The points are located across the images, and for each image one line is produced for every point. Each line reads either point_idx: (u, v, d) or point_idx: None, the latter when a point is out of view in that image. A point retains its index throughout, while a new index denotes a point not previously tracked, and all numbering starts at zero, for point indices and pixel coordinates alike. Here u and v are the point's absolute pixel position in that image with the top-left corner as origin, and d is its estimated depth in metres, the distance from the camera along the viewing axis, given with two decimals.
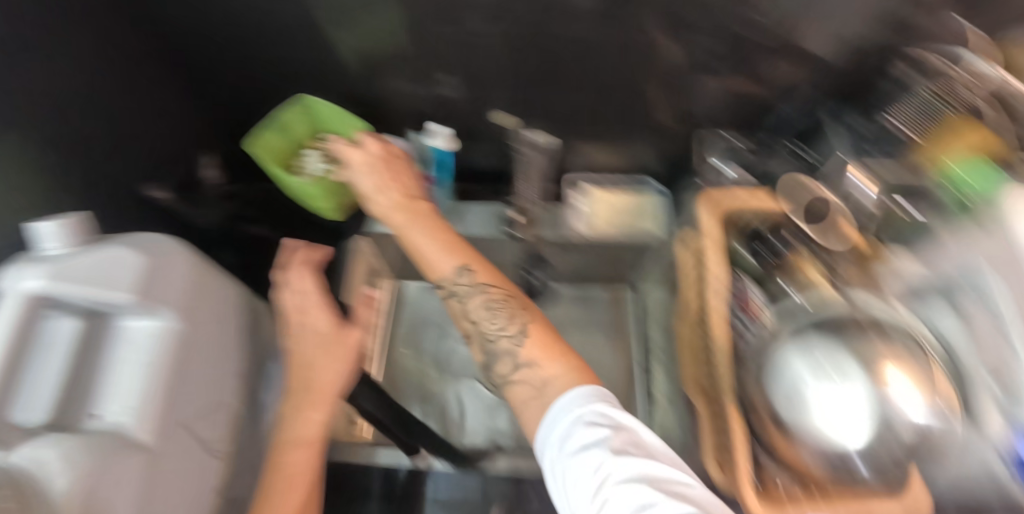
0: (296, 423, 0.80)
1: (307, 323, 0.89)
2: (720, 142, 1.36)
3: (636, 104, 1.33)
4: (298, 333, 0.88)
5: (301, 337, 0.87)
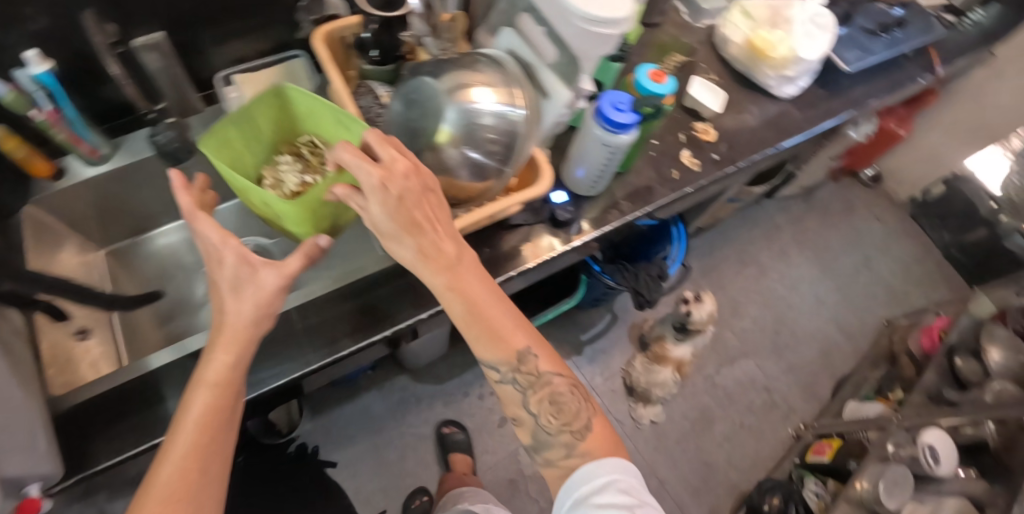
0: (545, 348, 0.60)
1: (505, 344, 0.58)
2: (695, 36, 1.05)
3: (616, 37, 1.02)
4: (522, 386, 0.59)
5: (473, 279, 0.57)
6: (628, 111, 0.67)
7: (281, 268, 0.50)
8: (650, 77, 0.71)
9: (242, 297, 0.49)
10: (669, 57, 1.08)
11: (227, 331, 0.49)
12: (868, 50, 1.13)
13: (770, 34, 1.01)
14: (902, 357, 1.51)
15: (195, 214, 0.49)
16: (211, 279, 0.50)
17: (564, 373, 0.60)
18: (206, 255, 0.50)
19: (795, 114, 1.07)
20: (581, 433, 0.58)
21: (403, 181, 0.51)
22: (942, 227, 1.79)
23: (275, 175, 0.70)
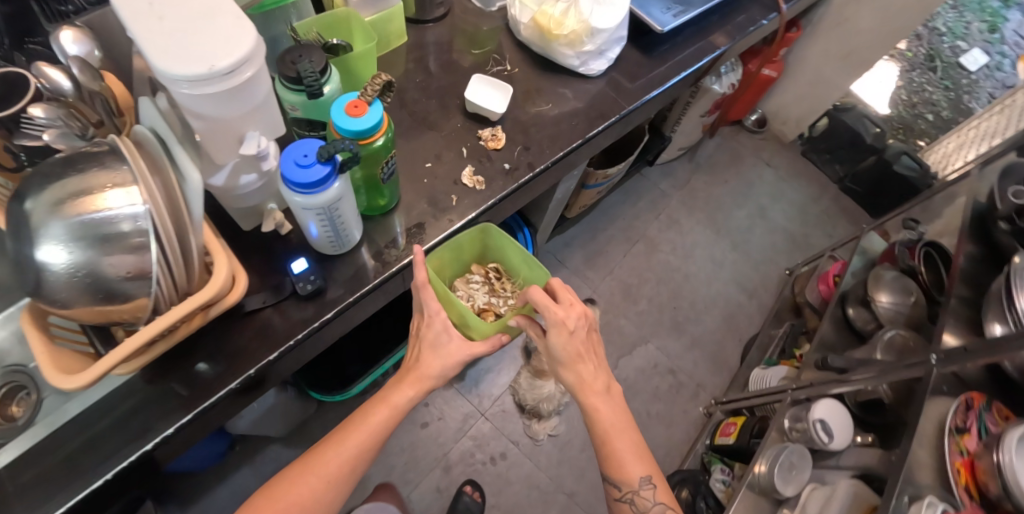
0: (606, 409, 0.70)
1: (627, 473, 0.73)
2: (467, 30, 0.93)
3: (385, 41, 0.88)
4: (634, 497, 0.75)
5: (610, 412, 0.70)
6: (315, 163, 0.54)
7: (463, 347, 0.77)
8: (346, 111, 0.57)
9: (436, 352, 0.77)
10: (459, 50, 0.94)
11: (415, 373, 0.76)
12: (689, 3, 1.01)
13: (557, 7, 0.87)
14: (804, 309, 1.45)
15: (425, 292, 0.73)
16: (418, 343, 0.78)
17: (661, 486, 0.75)
18: (420, 326, 0.78)
19: (613, 90, 0.95)
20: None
21: (585, 326, 0.68)
22: (833, 161, 1.73)
23: (466, 289, 0.89)
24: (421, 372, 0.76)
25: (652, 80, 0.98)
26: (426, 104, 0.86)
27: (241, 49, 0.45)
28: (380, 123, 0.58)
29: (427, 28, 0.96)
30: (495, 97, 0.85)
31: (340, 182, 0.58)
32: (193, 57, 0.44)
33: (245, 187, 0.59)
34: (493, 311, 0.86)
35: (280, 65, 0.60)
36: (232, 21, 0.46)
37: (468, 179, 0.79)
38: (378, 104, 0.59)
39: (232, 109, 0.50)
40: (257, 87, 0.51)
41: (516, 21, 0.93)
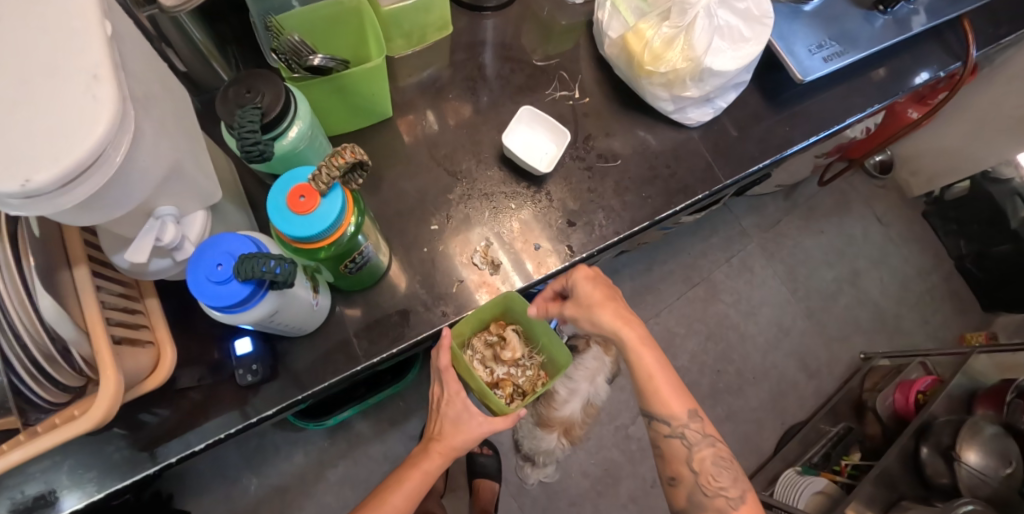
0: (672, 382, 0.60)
1: (672, 409, 0.60)
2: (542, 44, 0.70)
3: (414, 27, 0.66)
4: (688, 443, 0.60)
5: (665, 375, 0.60)
6: (230, 279, 0.42)
7: (486, 422, 0.67)
8: (289, 208, 0.41)
9: (460, 429, 0.67)
10: (519, 58, 0.71)
11: (441, 447, 0.67)
12: (847, 41, 0.74)
13: (658, 33, 0.60)
14: (869, 412, 1.21)
15: (448, 370, 0.65)
16: (439, 417, 0.68)
17: (719, 441, 0.60)
18: (439, 395, 0.69)
19: (709, 150, 0.71)
20: (735, 502, 0.57)
21: (593, 284, 0.60)
22: (959, 235, 1.39)
23: (483, 351, 0.78)
24: (447, 447, 0.67)
25: (761, 143, 0.73)
26: (454, 136, 0.66)
27: (82, 148, 0.31)
28: (337, 222, 0.42)
29: (486, 18, 0.73)
30: (543, 144, 0.65)
31: (270, 295, 0.45)
32: (9, 161, 0.31)
33: (166, 270, 0.48)
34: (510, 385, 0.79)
35: (220, 105, 0.44)
36: (77, 95, 0.32)
37: (479, 256, 0.62)
38: (337, 193, 0.42)
39: (101, 215, 0.37)
40: (139, 175, 0.37)
41: (601, 29, 0.68)
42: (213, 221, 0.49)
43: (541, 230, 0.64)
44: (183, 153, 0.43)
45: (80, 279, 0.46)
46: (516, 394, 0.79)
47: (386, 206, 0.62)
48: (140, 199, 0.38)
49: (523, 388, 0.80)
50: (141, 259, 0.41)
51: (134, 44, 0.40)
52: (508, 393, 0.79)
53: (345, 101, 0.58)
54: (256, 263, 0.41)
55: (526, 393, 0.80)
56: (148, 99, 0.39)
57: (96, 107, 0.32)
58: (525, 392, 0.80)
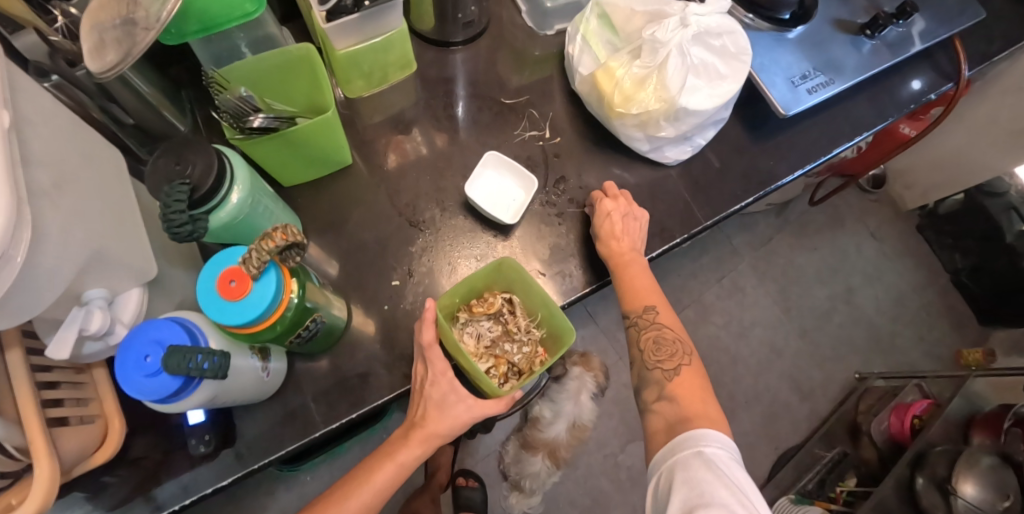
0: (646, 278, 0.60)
1: (636, 299, 0.60)
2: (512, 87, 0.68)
3: (370, 67, 0.63)
4: (639, 327, 0.61)
5: (639, 268, 0.60)
6: (161, 372, 0.39)
7: (475, 406, 0.55)
8: (219, 294, 0.38)
9: (447, 413, 0.54)
10: (488, 95, 0.68)
11: (422, 433, 0.55)
12: (833, 68, 0.70)
13: (629, 72, 0.57)
14: (864, 436, 1.18)
15: (433, 348, 0.52)
16: (420, 400, 0.55)
17: (672, 327, 0.60)
18: (422, 374, 0.54)
19: (687, 190, 0.68)
20: (671, 374, 0.58)
21: (622, 218, 0.60)
22: (954, 248, 1.37)
23: (474, 328, 0.61)
24: (429, 434, 0.54)
25: (742, 178, 0.70)
26: (418, 182, 0.63)
27: None
28: (273, 306, 0.40)
29: (454, 53, 0.70)
30: (511, 192, 0.62)
31: (207, 381, 0.42)
32: None
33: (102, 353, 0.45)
34: (505, 362, 0.60)
35: (147, 179, 0.41)
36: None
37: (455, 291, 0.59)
38: (271, 275, 0.40)
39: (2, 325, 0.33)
40: (42, 278, 0.33)
41: (572, 63, 0.65)
42: (150, 295, 0.45)
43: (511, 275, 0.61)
44: (106, 242, 0.39)
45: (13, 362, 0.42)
46: (511, 374, 0.60)
47: (348, 259, 0.60)
48: (46, 305, 0.34)
49: (520, 367, 0.61)
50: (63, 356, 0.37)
51: (43, 129, 0.36)
52: (501, 372, 0.60)
53: (298, 155, 0.55)
54: (190, 360, 0.38)
55: (524, 373, 0.60)
56: (60, 188, 0.35)
57: None
58: (522, 372, 0.61)
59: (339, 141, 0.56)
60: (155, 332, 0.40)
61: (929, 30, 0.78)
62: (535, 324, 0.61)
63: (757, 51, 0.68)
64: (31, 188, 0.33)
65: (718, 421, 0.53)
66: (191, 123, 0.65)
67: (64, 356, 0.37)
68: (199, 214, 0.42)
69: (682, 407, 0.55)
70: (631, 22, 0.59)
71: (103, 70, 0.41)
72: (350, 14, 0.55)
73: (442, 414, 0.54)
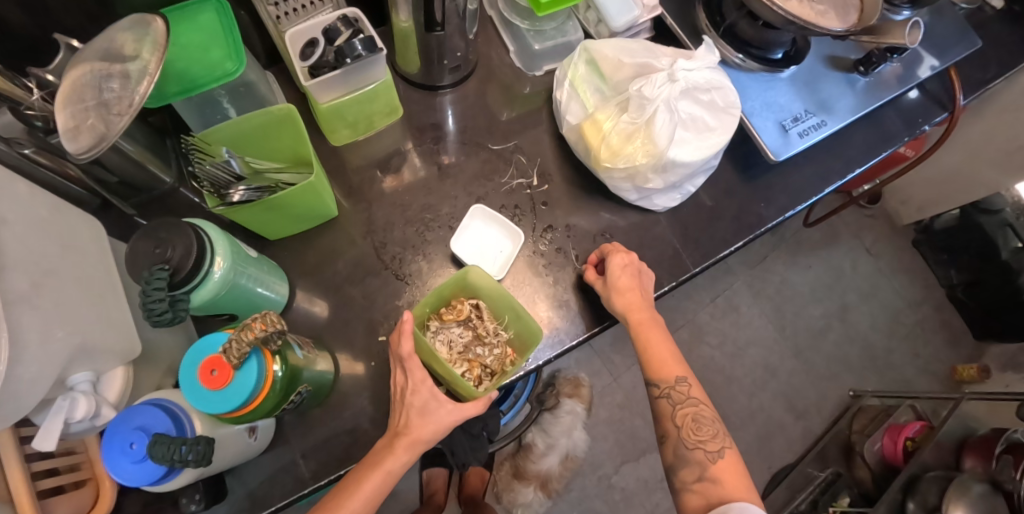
0: (670, 350, 0.59)
1: (664, 369, 0.59)
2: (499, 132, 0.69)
3: (357, 117, 0.63)
4: (673, 402, 0.58)
5: (658, 333, 0.59)
6: (146, 459, 0.39)
7: (456, 410, 0.53)
8: (202, 385, 0.39)
9: (429, 420, 0.52)
10: (476, 142, 0.68)
11: (408, 442, 0.51)
12: (825, 108, 0.70)
13: (616, 127, 0.57)
14: (857, 456, 1.19)
15: (412, 359, 0.51)
16: (402, 408, 0.52)
17: (706, 403, 0.58)
18: (402, 383, 0.53)
19: (676, 236, 0.68)
20: (714, 455, 0.55)
21: (630, 267, 0.59)
22: (949, 264, 1.36)
23: (443, 334, 0.60)
24: (414, 440, 0.51)
25: (731, 221, 0.70)
26: (406, 230, 0.64)
27: None
28: (257, 390, 0.40)
29: (442, 96, 0.70)
30: (498, 242, 0.63)
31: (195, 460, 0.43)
32: None
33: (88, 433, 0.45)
34: (478, 365, 0.59)
35: (128, 263, 0.41)
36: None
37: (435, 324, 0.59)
38: (252, 362, 0.40)
39: None
40: (21, 384, 0.33)
41: (559, 109, 0.64)
42: (132, 368, 0.45)
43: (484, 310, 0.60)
44: (87, 331, 0.39)
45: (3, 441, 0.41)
46: (485, 377, 0.59)
47: (341, 311, 0.61)
48: (28, 409, 0.34)
49: (493, 368, 0.59)
50: (50, 447, 0.36)
51: (18, 226, 0.37)
52: (475, 375, 0.59)
53: (283, 215, 0.55)
54: (177, 451, 0.39)
55: (496, 374, 0.59)
56: (32, 290, 0.35)
57: None
58: (495, 373, 0.59)
59: (324, 199, 0.56)
60: (143, 419, 0.40)
61: (925, 60, 0.77)
62: (503, 326, 0.60)
63: (748, 94, 0.68)
64: (5, 294, 0.33)
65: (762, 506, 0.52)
66: (177, 173, 0.65)
67: (51, 447, 0.37)
68: (180, 293, 0.43)
69: (727, 489, 0.52)
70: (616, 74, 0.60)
71: (80, 151, 0.41)
72: (332, 69, 0.54)
73: (423, 425, 0.52)
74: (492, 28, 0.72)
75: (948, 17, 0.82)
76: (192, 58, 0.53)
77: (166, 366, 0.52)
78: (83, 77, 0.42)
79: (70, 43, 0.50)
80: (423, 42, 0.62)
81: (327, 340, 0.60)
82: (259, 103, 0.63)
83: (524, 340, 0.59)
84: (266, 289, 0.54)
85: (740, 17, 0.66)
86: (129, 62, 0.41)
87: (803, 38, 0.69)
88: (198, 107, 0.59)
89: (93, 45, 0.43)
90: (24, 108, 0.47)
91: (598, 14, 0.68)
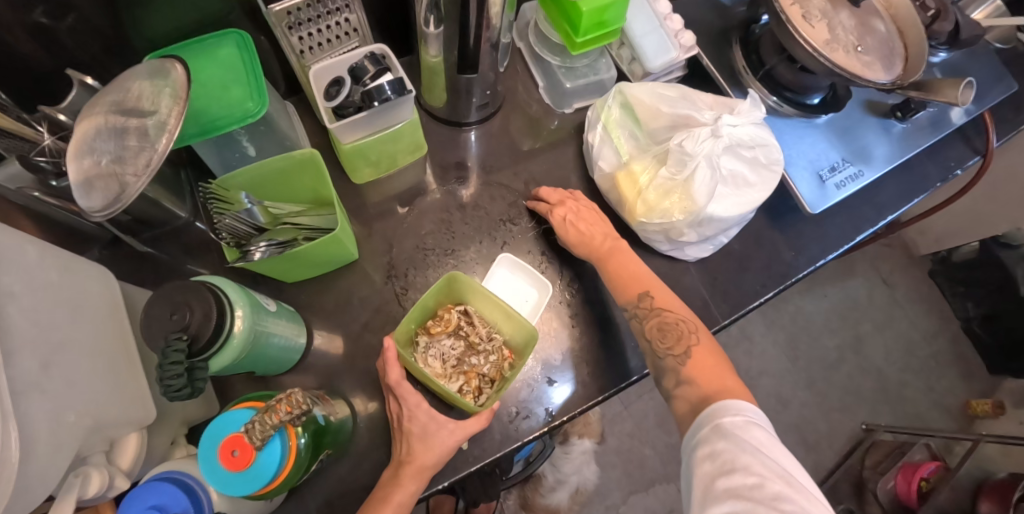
0: (631, 268, 0.57)
1: (628, 288, 0.56)
2: (524, 173, 0.67)
3: (383, 156, 0.61)
4: (640, 319, 0.55)
5: (621, 255, 0.57)
6: None
7: (458, 429, 0.51)
8: (222, 466, 0.37)
9: (429, 445, 0.50)
10: (501, 182, 0.66)
11: (412, 469, 0.49)
12: (861, 156, 0.67)
13: (653, 179, 0.55)
14: (870, 495, 1.19)
15: (402, 385, 0.50)
16: (402, 437, 0.51)
17: (673, 309, 0.54)
18: (398, 411, 0.52)
19: (705, 285, 0.65)
20: (683, 357, 0.51)
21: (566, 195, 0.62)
22: (966, 297, 1.33)
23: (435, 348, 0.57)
24: (418, 468, 0.49)
25: (762, 269, 0.67)
26: (427, 273, 0.62)
27: None
28: (279, 470, 0.38)
29: (468, 132, 0.68)
30: (524, 290, 0.61)
31: None
32: None
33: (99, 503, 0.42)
34: (475, 375, 0.56)
35: (143, 329, 0.39)
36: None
37: (424, 338, 0.57)
38: (276, 442, 0.38)
39: None
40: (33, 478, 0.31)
41: (589, 154, 0.62)
42: (141, 433, 0.42)
43: (473, 316, 0.58)
44: (99, 406, 0.37)
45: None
46: (484, 386, 0.56)
47: (358, 358, 0.59)
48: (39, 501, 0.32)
49: (492, 376, 0.56)
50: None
51: (26, 298, 0.34)
52: (474, 386, 0.55)
53: (304, 263, 0.52)
54: None
55: (497, 381, 0.55)
56: (41, 371, 0.33)
57: None
58: (495, 380, 0.56)
59: (346, 246, 0.54)
60: (158, 496, 0.38)
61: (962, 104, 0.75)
62: (495, 329, 0.58)
63: (784, 142, 0.65)
64: (12, 384, 0.30)
65: (746, 396, 0.47)
66: (191, 207, 0.62)
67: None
68: (198, 361, 0.40)
69: (703, 388, 0.49)
70: (653, 121, 0.57)
71: (93, 210, 0.38)
72: (359, 110, 0.52)
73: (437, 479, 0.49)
74: (521, 61, 0.70)
75: (984, 59, 0.80)
76: (213, 98, 0.50)
77: (179, 420, 0.50)
78: (95, 128, 0.39)
79: (85, 82, 0.48)
80: (452, 79, 0.60)
81: (345, 390, 0.58)
82: (280, 139, 0.60)
83: (520, 340, 0.57)
84: (284, 340, 0.52)
85: (780, 61, 0.64)
86: (147, 116, 0.39)
87: (843, 84, 0.67)
88: (220, 147, 0.57)
89: (108, 93, 0.40)
90: (34, 154, 0.44)
91: (632, 52, 0.66)
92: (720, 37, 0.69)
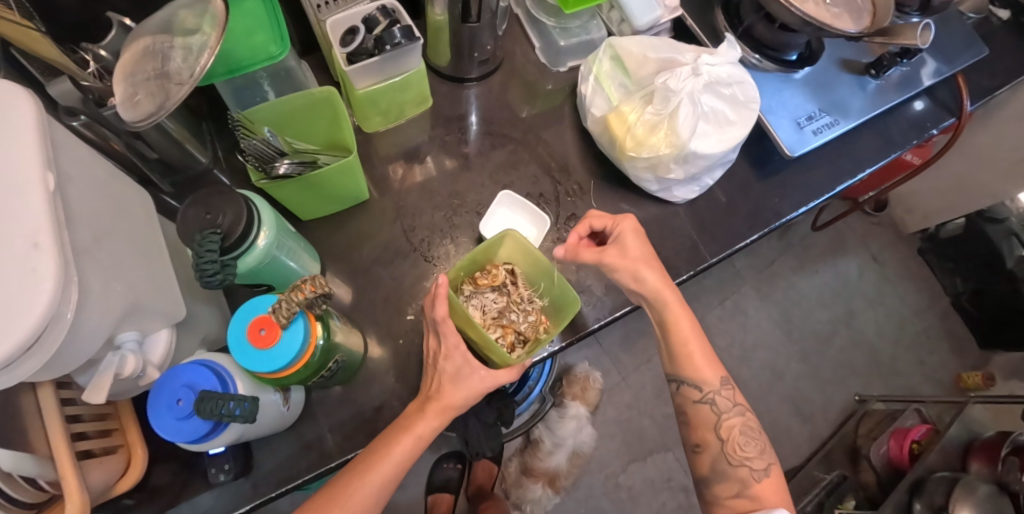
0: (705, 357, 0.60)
1: (704, 374, 0.60)
2: (521, 125, 0.72)
3: (391, 104, 0.66)
4: (717, 409, 0.59)
5: (693, 333, 0.60)
6: (191, 416, 0.41)
7: (489, 376, 0.54)
8: (250, 343, 0.41)
9: (460, 385, 0.52)
10: (500, 134, 0.71)
11: (436, 406, 0.52)
12: (838, 108, 0.72)
13: (641, 118, 0.59)
14: (863, 459, 1.21)
15: (450, 323, 0.51)
16: (434, 373, 0.53)
17: (751, 414, 0.60)
18: (434, 349, 0.54)
19: (693, 227, 0.70)
20: (759, 473, 0.56)
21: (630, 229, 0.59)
22: (955, 273, 1.37)
23: (479, 302, 0.60)
24: (443, 406, 0.52)
25: (746, 214, 0.72)
26: (432, 214, 0.66)
27: (25, 323, 0.30)
28: (300, 353, 0.42)
29: (469, 89, 0.73)
30: (522, 228, 0.66)
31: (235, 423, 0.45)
32: None
33: (132, 390, 0.47)
34: (512, 331, 0.59)
35: (181, 227, 0.43)
36: (15, 266, 0.31)
37: (470, 289, 0.60)
38: (298, 324, 0.42)
39: (54, 371, 0.35)
40: (87, 330, 0.36)
41: (583, 103, 0.67)
42: (169, 332, 0.46)
43: (520, 277, 0.61)
44: (140, 291, 0.41)
45: (45, 400, 0.42)
46: (518, 344, 0.59)
47: (368, 291, 0.63)
48: (91, 355, 0.37)
49: (527, 336, 0.59)
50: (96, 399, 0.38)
51: (83, 184, 0.39)
52: (508, 341, 0.59)
53: (319, 193, 0.57)
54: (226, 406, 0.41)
55: (530, 341, 0.59)
56: (96, 244, 0.38)
57: (37, 279, 0.31)
58: (529, 340, 0.59)
59: (359, 178, 0.58)
60: (187, 381, 0.42)
61: (933, 65, 0.80)
62: (536, 293, 0.61)
63: (765, 93, 0.70)
64: (74, 244, 0.35)
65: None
66: (212, 155, 0.67)
67: (101, 398, 0.38)
68: (228, 259, 0.44)
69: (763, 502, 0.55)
70: (640, 68, 0.62)
71: (139, 119, 0.43)
72: (371, 56, 0.57)
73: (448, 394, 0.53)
74: (519, 25, 0.75)
75: (956, 26, 0.84)
76: (238, 42, 0.55)
77: (202, 336, 0.54)
78: (143, 49, 0.44)
79: (124, 24, 0.52)
80: (455, 35, 0.65)
81: (356, 320, 0.62)
82: (295, 90, 0.65)
83: (560, 306, 0.60)
84: (303, 265, 0.56)
85: (757, 19, 0.69)
86: (188, 37, 0.44)
87: (818, 40, 0.72)
88: (243, 94, 0.62)
89: (153, 20, 0.45)
90: (79, 81, 0.48)
91: (621, 13, 0.71)
92: (703, 2, 0.74)
